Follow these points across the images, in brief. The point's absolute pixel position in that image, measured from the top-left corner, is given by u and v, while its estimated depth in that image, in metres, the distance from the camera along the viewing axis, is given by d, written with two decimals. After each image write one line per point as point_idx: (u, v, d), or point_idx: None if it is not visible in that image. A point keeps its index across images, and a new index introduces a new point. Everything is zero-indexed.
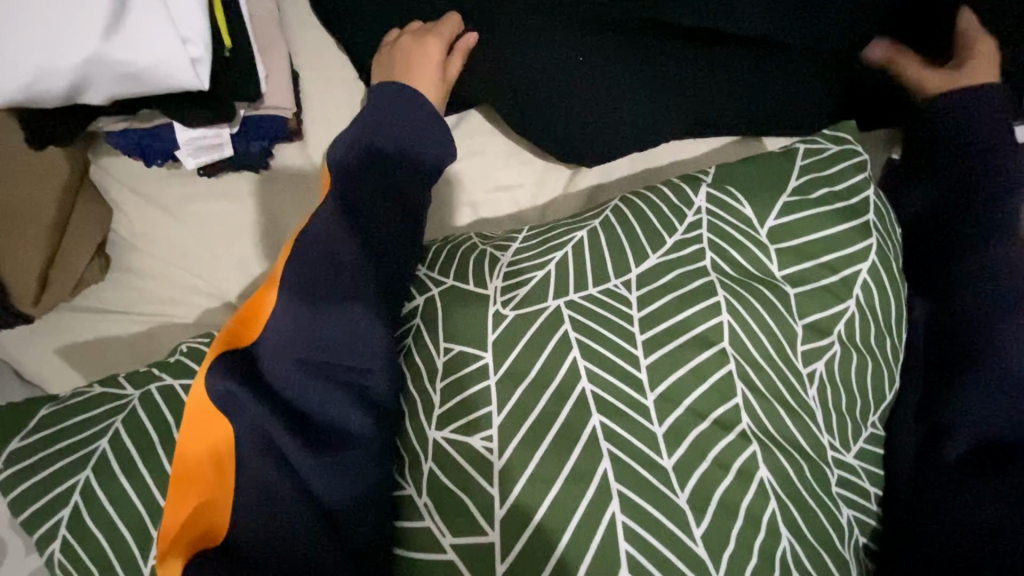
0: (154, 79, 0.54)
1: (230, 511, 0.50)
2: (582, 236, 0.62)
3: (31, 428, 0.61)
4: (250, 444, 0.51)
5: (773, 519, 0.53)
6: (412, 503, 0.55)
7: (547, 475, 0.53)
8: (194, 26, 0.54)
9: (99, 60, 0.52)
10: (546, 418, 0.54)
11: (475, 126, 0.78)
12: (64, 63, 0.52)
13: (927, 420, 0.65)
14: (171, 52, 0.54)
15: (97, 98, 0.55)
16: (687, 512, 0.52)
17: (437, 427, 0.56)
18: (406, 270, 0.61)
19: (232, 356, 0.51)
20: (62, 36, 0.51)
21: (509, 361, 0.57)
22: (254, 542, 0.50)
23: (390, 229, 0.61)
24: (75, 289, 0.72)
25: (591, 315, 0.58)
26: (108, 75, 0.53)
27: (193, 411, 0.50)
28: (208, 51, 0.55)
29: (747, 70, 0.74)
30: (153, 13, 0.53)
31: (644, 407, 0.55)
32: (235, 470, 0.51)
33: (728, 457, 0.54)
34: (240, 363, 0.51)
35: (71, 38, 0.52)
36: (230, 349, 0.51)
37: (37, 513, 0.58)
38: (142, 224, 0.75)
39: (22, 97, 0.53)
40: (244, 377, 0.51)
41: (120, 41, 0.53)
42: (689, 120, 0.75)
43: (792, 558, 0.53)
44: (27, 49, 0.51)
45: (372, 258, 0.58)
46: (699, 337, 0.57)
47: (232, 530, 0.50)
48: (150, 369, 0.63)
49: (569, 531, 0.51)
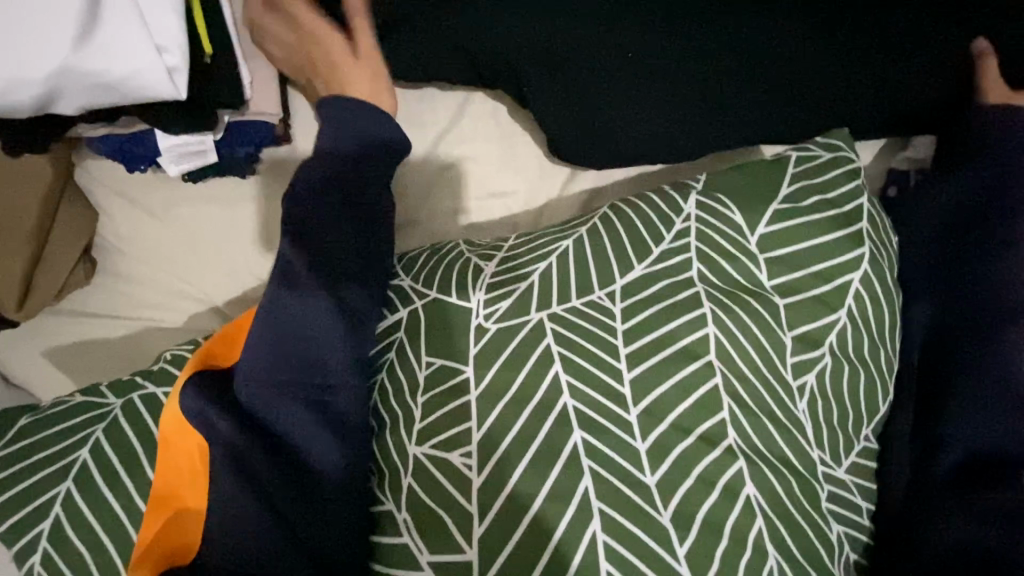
0: (130, 89, 0.53)
1: (201, 529, 0.52)
2: (568, 245, 0.61)
3: (11, 437, 0.60)
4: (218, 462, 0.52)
5: (760, 538, 0.53)
6: (392, 519, 0.54)
7: (528, 492, 0.52)
8: (170, 34, 0.53)
9: (72, 70, 0.51)
10: (530, 432, 0.54)
11: (469, 129, 0.76)
12: (36, 73, 0.51)
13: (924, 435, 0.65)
14: (146, 61, 0.52)
15: (71, 108, 0.54)
16: (670, 530, 0.51)
17: (418, 442, 0.55)
18: (379, 286, 0.60)
19: (203, 376, 0.53)
20: (33, 45, 0.50)
21: (491, 373, 0.56)
22: (222, 558, 0.51)
23: (360, 243, 0.59)
24: (60, 293, 0.72)
25: (576, 329, 0.57)
26: (83, 84, 0.52)
27: (166, 428, 0.51)
28: (185, 59, 0.54)
29: (776, 69, 0.70)
30: (128, 20, 0.51)
31: (627, 422, 0.54)
32: (206, 484, 0.52)
33: (713, 474, 0.53)
34: (210, 386, 0.53)
35: (43, 48, 0.50)
36: (201, 369, 0.53)
37: (15, 525, 0.56)
38: (126, 227, 0.74)
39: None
40: (214, 398, 0.52)
41: (93, 50, 0.51)
42: (691, 125, 0.72)
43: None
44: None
45: (341, 277, 0.57)
46: (686, 349, 0.56)
47: (201, 547, 0.52)
48: (132, 377, 0.62)
49: (552, 546, 0.51)
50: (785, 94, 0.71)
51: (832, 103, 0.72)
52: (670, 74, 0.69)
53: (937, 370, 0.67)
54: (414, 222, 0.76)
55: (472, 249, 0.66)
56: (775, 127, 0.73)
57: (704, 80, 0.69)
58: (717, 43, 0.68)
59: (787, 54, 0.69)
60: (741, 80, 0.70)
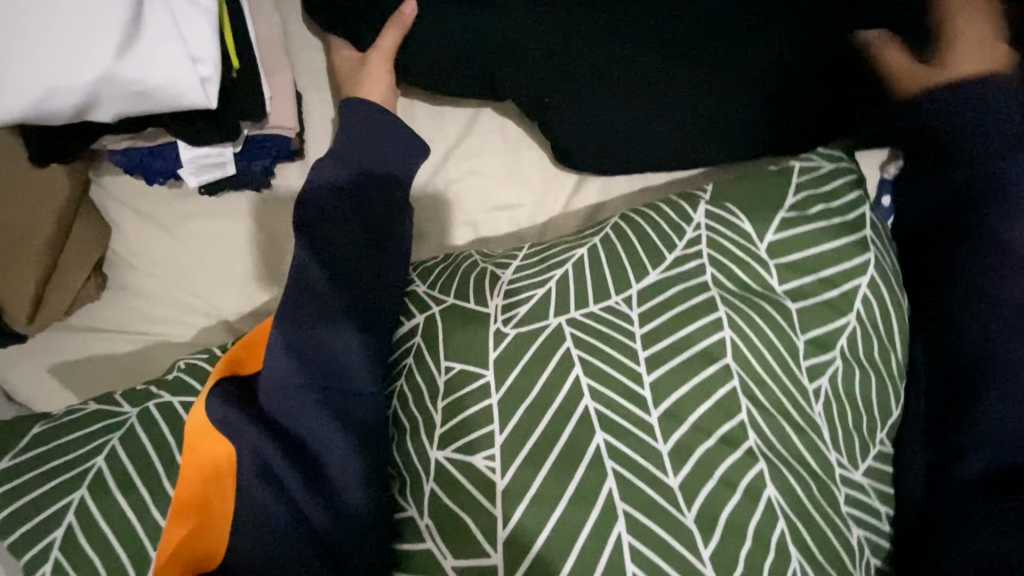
0: (164, 98, 0.53)
1: (232, 537, 0.51)
2: (582, 253, 0.63)
3: (23, 446, 0.60)
4: (246, 468, 0.51)
5: (783, 539, 0.53)
6: (414, 525, 0.55)
7: (550, 496, 0.52)
8: (205, 47, 0.54)
9: (111, 79, 0.51)
10: (551, 436, 0.54)
11: (478, 145, 0.79)
12: (76, 81, 0.51)
13: (938, 442, 0.65)
14: (181, 72, 0.53)
15: (106, 117, 0.54)
16: (695, 532, 0.52)
17: (439, 446, 0.55)
18: (392, 301, 0.62)
19: (230, 381, 0.51)
20: (75, 55, 0.50)
21: (511, 378, 0.56)
22: (248, 559, 0.51)
23: (364, 253, 0.62)
24: (70, 309, 0.72)
25: (595, 333, 0.58)
26: (120, 93, 0.52)
27: (194, 435, 0.48)
28: (218, 70, 0.55)
29: (778, 78, 0.72)
30: (165, 34, 0.52)
31: (649, 424, 0.54)
32: (237, 491, 0.51)
33: (734, 476, 0.54)
34: (238, 388, 0.52)
35: (83, 57, 0.50)
36: (228, 375, 0.51)
37: (26, 536, 0.56)
38: (140, 243, 0.75)
39: (33, 113, 0.52)
40: (242, 404, 0.51)
41: (132, 61, 0.52)
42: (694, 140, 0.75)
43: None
44: (40, 65, 0.50)
45: (359, 287, 0.60)
46: (703, 351, 0.57)
47: (230, 552, 0.51)
48: (147, 388, 0.64)
49: (576, 551, 0.51)
50: (788, 104, 0.74)
51: (830, 115, 0.75)
52: (681, 86, 0.72)
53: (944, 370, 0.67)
54: (422, 235, 0.77)
55: (488, 259, 0.67)
56: (779, 143, 0.76)
57: (712, 94, 0.72)
58: (703, 64, 0.71)
59: (790, 69, 0.72)
60: (749, 93, 0.72)
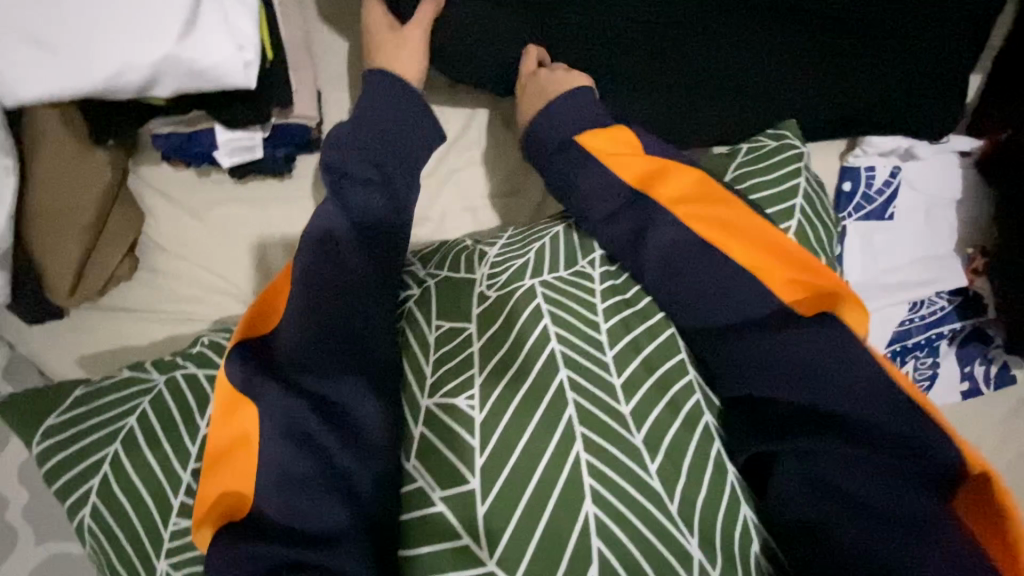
0: (213, 78, 0.60)
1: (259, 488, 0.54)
2: (558, 229, 0.70)
3: (67, 406, 0.65)
4: (272, 426, 0.55)
5: (721, 457, 0.57)
6: (403, 468, 0.58)
7: (517, 429, 0.56)
8: (246, 33, 0.60)
9: (170, 60, 0.58)
10: (524, 369, 0.59)
11: (474, 138, 0.86)
12: (140, 60, 0.57)
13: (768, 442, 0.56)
14: (228, 54, 0.60)
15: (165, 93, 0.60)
16: (641, 450, 0.56)
17: (429, 395, 0.60)
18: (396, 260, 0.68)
19: (249, 346, 0.57)
20: (140, 39, 0.57)
21: (493, 329, 0.62)
22: (280, 511, 0.53)
23: (378, 218, 0.66)
24: (103, 288, 0.79)
25: (562, 292, 0.63)
26: (175, 72, 0.59)
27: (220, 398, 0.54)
28: (258, 55, 0.61)
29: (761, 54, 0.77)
30: (214, 22, 0.59)
31: (603, 360, 0.59)
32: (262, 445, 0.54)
33: (680, 400, 0.58)
34: (255, 352, 0.57)
35: (147, 41, 0.57)
36: (249, 338, 0.57)
37: (69, 481, 0.62)
38: (169, 229, 0.82)
39: (101, 90, 0.58)
40: (261, 366, 0.56)
41: (188, 44, 0.59)
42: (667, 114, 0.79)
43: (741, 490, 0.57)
44: (111, 48, 0.57)
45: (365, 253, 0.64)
46: (639, 310, 0.63)
47: (258, 503, 0.53)
48: (174, 358, 0.68)
49: (540, 468, 0.54)
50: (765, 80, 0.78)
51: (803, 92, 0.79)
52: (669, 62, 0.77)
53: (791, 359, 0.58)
54: (425, 220, 0.85)
55: (477, 243, 0.74)
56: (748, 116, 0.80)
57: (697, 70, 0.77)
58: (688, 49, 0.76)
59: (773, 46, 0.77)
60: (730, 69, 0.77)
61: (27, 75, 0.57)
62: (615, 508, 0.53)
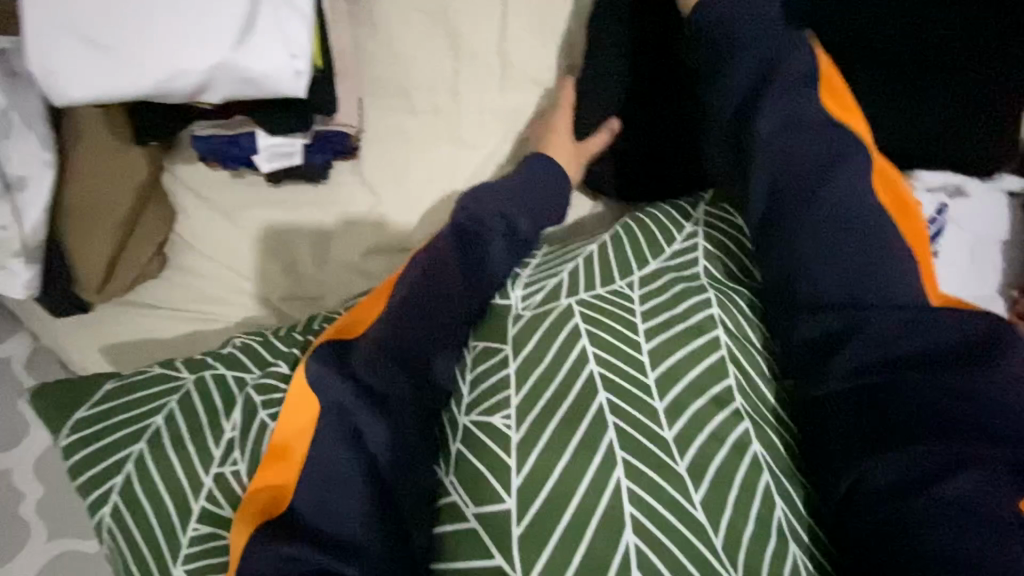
0: (266, 85, 0.60)
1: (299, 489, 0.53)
2: (593, 249, 0.69)
3: (96, 400, 0.63)
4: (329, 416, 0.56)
5: (768, 488, 0.55)
6: (441, 482, 0.58)
7: (560, 441, 0.56)
8: (300, 42, 0.60)
9: (226, 66, 0.58)
10: (563, 391, 0.58)
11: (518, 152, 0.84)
12: (195, 66, 0.57)
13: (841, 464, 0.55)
14: (281, 64, 0.59)
15: (215, 98, 0.60)
16: (685, 478, 0.55)
17: (466, 411, 0.60)
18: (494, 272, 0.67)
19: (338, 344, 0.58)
20: (195, 43, 0.57)
21: (530, 346, 0.61)
22: (312, 507, 0.53)
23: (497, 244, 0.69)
24: (133, 283, 0.79)
25: (599, 311, 0.62)
26: (231, 78, 0.59)
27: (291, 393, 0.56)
28: (310, 64, 0.61)
29: None
30: (271, 32, 0.59)
31: (652, 409, 0.57)
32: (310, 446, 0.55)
33: (723, 430, 0.56)
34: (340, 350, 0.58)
35: (203, 46, 0.57)
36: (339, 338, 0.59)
37: (94, 477, 0.60)
38: (200, 228, 0.81)
39: (156, 93, 0.58)
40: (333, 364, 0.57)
41: (244, 52, 0.58)
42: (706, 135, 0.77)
43: (788, 526, 0.54)
44: (167, 52, 0.56)
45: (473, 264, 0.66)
46: (693, 326, 0.61)
47: (295, 502, 0.53)
48: (204, 357, 0.66)
49: (580, 491, 0.54)
50: None
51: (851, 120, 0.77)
52: None
53: (866, 377, 0.58)
54: None
55: None
56: None
57: None
58: None
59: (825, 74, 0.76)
60: None
61: (78, 74, 0.56)
62: (655, 537, 0.52)
